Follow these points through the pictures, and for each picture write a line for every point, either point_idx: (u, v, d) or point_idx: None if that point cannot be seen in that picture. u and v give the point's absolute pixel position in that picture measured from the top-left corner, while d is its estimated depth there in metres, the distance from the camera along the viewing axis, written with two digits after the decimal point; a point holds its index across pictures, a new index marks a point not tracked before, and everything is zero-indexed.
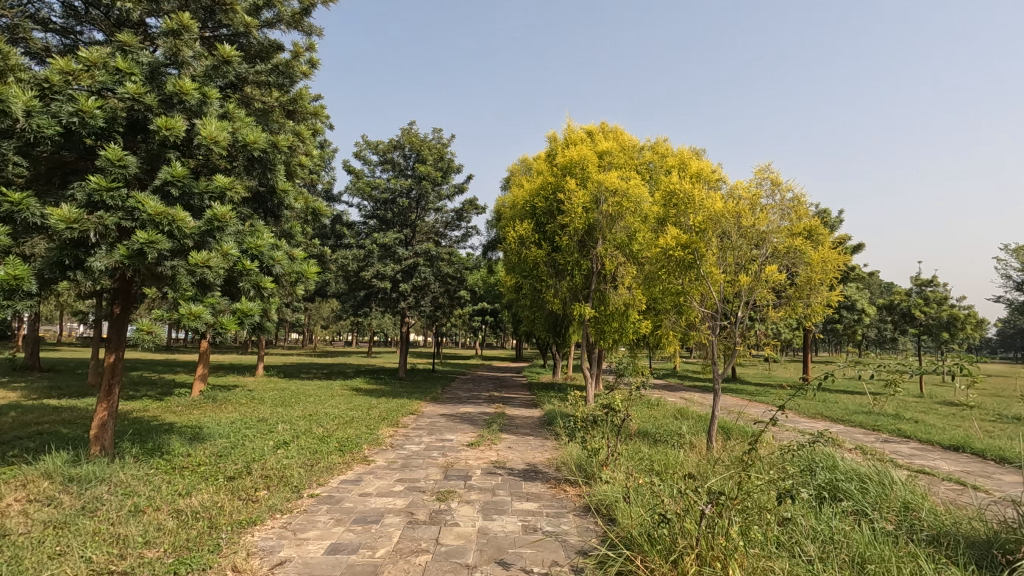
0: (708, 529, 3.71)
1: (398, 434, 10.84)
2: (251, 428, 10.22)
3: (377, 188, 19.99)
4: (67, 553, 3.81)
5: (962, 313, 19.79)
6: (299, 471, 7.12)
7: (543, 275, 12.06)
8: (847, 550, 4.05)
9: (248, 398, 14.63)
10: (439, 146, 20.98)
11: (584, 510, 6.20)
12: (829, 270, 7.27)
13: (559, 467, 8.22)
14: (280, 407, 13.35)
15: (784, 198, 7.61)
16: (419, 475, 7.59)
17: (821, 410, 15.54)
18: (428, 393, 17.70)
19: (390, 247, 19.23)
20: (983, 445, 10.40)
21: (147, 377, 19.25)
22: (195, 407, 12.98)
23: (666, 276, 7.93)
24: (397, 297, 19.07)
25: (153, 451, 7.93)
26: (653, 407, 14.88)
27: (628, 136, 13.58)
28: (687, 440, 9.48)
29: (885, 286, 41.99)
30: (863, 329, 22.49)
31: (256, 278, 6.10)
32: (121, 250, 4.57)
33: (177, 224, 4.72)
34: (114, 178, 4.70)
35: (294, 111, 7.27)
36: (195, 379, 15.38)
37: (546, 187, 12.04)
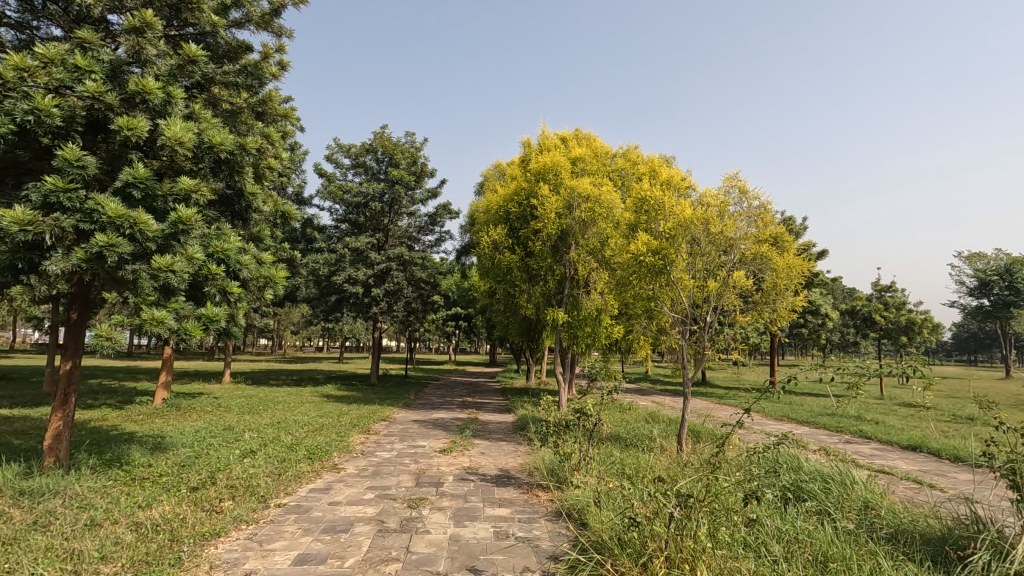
0: (678, 531, 3.75)
1: (369, 441, 10.70)
2: (217, 437, 9.95)
3: (349, 192, 19.85)
4: (16, 571, 3.62)
5: (919, 317, 20.58)
6: (266, 480, 6.94)
7: (516, 280, 12.06)
8: (810, 548, 4.13)
9: (214, 406, 14.25)
10: (412, 150, 20.78)
11: (556, 515, 6.21)
12: (794, 277, 7.50)
13: (532, 472, 8.21)
14: (247, 414, 13.04)
15: (751, 206, 7.84)
16: (390, 482, 7.50)
17: (787, 413, 15.92)
18: (400, 399, 17.51)
19: (362, 251, 18.99)
20: (939, 444, 10.81)
21: (106, 385, 18.53)
22: (157, 416, 12.56)
23: (638, 282, 7.95)
24: (369, 302, 18.63)
25: (112, 462, 7.63)
26: (626, 411, 15.01)
27: (601, 143, 13.71)
28: (657, 444, 9.57)
29: (849, 292, 43.44)
30: (827, 333, 23.17)
31: (222, 283, 5.97)
32: (78, 253, 4.39)
33: (139, 227, 4.54)
34: (71, 179, 4.53)
35: (262, 112, 7.43)
36: (158, 387, 14.91)
37: (519, 193, 12.06)
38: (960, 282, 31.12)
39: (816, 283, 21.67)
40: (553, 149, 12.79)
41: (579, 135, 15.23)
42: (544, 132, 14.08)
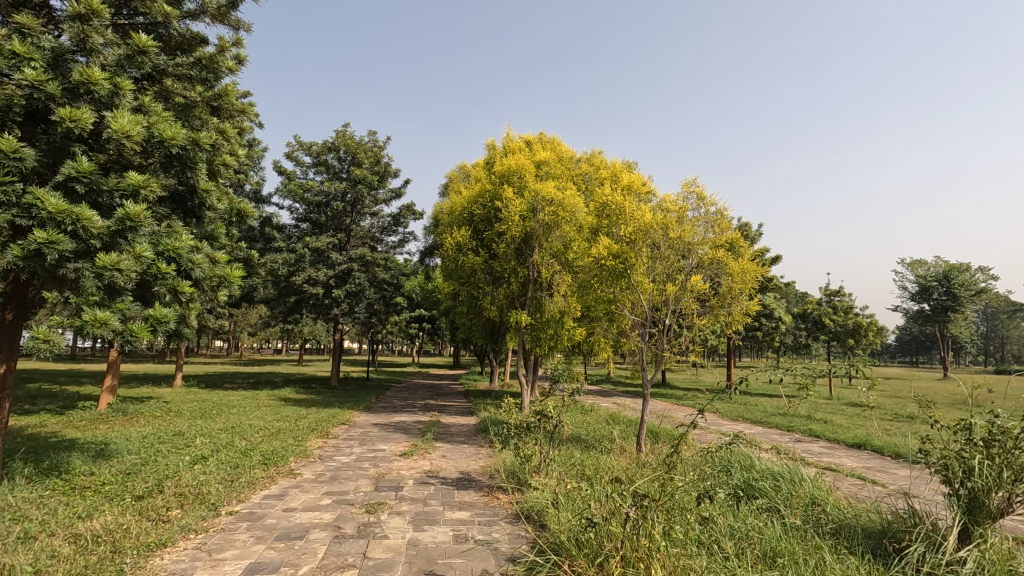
0: (634, 530, 3.52)
1: (328, 446, 10.09)
2: (164, 443, 9.13)
3: (309, 191, 18.94)
4: None
5: (865, 321, 21.16)
6: (218, 488, 6.37)
7: (480, 282, 11.69)
8: (760, 546, 3.97)
9: (163, 411, 13.23)
10: (375, 149, 19.95)
11: (515, 517, 5.88)
12: (749, 281, 7.23)
13: (493, 475, 7.85)
14: (199, 419, 12.18)
15: (709, 210, 7.68)
16: (348, 487, 7.02)
17: (741, 412, 16.17)
18: (361, 402, 16.82)
19: (323, 251, 18.26)
20: (883, 442, 11.03)
21: (46, 389, 17.18)
22: (102, 422, 11.51)
23: (598, 285, 7.74)
24: (330, 303, 18.13)
25: (49, 470, 6.83)
26: (587, 412, 14.87)
27: (566, 147, 13.61)
28: (615, 445, 9.34)
29: (801, 296, 44.83)
30: (779, 336, 23.73)
31: (173, 282, 5.20)
32: (13, 250, 3.81)
33: (83, 223, 3.97)
34: (7, 172, 3.89)
35: (219, 107, 6.65)
36: (103, 391, 13.68)
37: (484, 195, 11.66)
38: (903, 287, 32.62)
39: (770, 287, 22.15)
40: (518, 152, 12.55)
41: (543, 139, 15.00)
42: (508, 135, 13.72)
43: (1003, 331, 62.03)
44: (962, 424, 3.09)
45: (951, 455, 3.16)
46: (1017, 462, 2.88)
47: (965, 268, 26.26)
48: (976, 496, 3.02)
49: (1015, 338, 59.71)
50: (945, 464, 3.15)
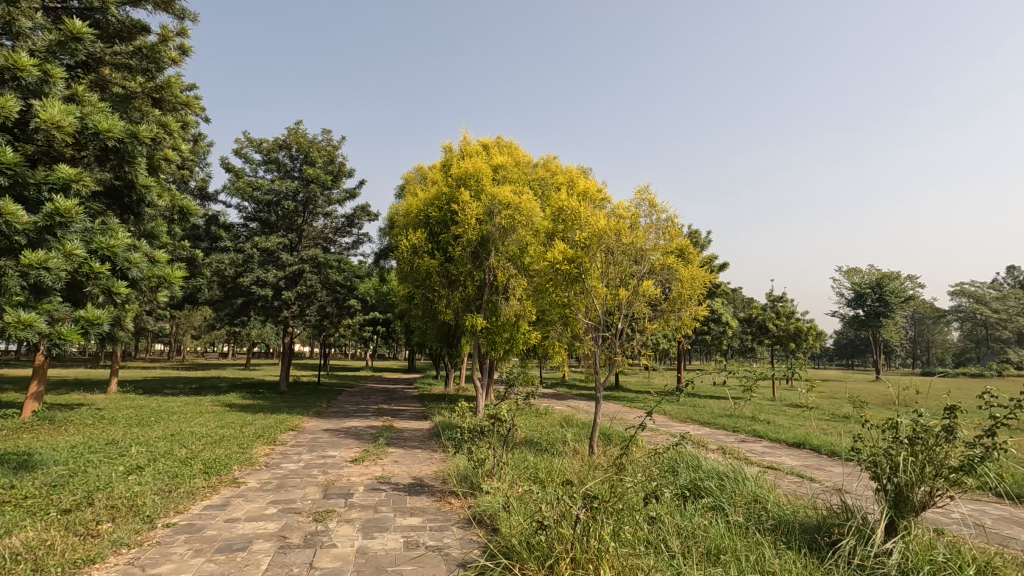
0: (583, 532, 3.49)
1: (275, 452, 9.49)
2: (96, 452, 8.19)
3: (259, 189, 17.94)
4: None
5: (806, 326, 22.18)
6: (153, 498, 5.85)
7: (435, 285, 11.22)
8: (705, 544, 3.94)
9: (94, 418, 11.96)
10: (329, 148, 19.17)
11: (468, 522, 5.70)
12: (698, 287, 7.55)
13: (446, 480, 7.57)
14: (135, 426, 11.05)
15: (660, 217, 7.76)
16: (295, 496, 6.59)
17: (691, 414, 16.53)
18: (312, 407, 16.31)
19: (273, 252, 17.33)
20: (819, 441, 11.56)
21: None
22: (25, 431, 10.36)
23: (553, 289, 7.75)
24: (279, 306, 17.32)
25: None
26: (542, 415, 14.77)
27: (521, 151, 13.60)
28: (569, 448, 9.17)
29: (749, 303, 46.31)
30: (727, 340, 24.53)
31: (108, 283, 4.96)
32: None
33: (7, 218, 3.93)
34: None
35: (159, 100, 7.23)
36: (26, 397, 12.36)
37: (440, 197, 11.29)
38: (840, 295, 34.51)
39: (717, 293, 23.12)
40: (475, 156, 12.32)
41: (500, 143, 14.86)
42: (465, 139, 13.62)
43: (928, 335, 66.48)
44: (890, 424, 3.50)
45: (880, 453, 3.50)
46: (937, 459, 3.30)
47: (895, 276, 28.15)
48: (903, 491, 3.37)
49: (939, 343, 64.14)
50: (875, 462, 3.48)
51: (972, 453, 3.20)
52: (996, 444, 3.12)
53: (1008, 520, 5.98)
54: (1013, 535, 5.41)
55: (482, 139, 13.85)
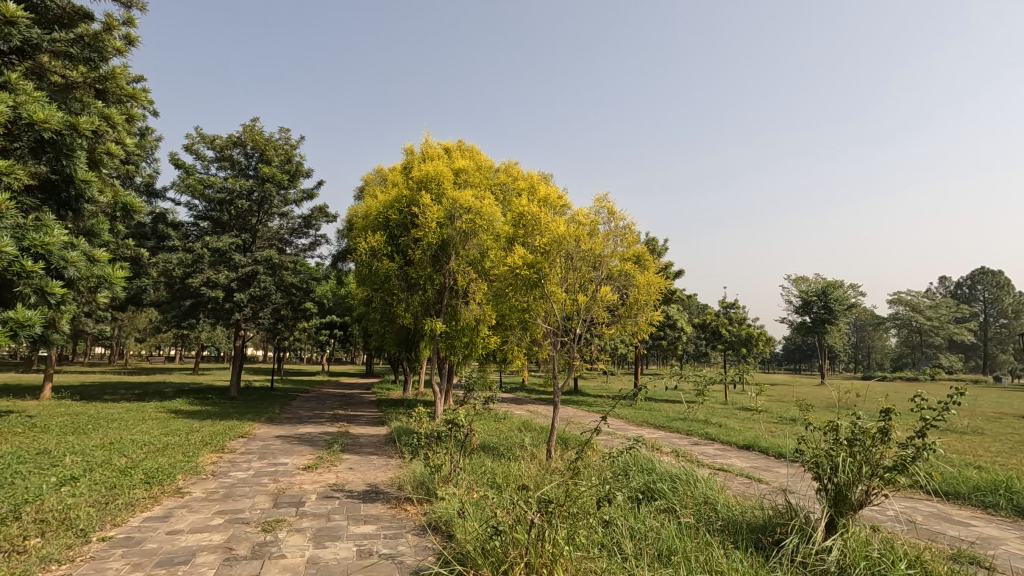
0: (539, 537, 3.29)
1: (223, 459, 8.91)
2: (23, 464, 7.58)
3: (211, 187, 16.49)
4: None
5: (757, 332, 22.91)
6: (87, 512, 5.27)
7: (394, 289, 11.02)
8: (658, 544, 3.99)
9: (24, 426, 11.47)
10: (286, 146, 17.80)
11: (424, 529, 5.44)
12: (654, 292, 7.68)
13: (402, 486, 7.24)
14: (69, 436, 10.46)
15: (619, 224, 7.90)
16: (243, 505, 6.13)
17: (646, 419, 16.38)
18: (263, 413, 15.73)
19: (225, 252, 15.95)
20: (768, 443, 11.39)
21: None
22: None
23: (513, 294, 7.65)
24: (231, 308, 16.02)
25: None
26: (501, 420, 14.36)
27: (484, 156, 13.48)
28: (528, 452, 8.93)
29: (699, 310, 47.58)
30: (682, 345, 25.10)
31: (40, 283, 5.65)
32: None
33: None
34: None
35: (104, 91, 7.72)
36: None
37: (400, 199, 11.02)
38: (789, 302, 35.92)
39: (673, 299, 23.58)
40: (437, 159, 11.88)
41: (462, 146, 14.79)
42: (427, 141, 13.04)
43: (867, 341, 70.17)
44: (830, 426, 3.52)
45: (820, 454, 3.57)
46: (873, 460, 3.36)
47: (840, 285, 29.72)
48: (842, 490, 3.47)
49: (878, 348, 67.75)
50: (817, 461, 3.55)
51: (904, 453, 3.28)
52: (925, 444, 3.18)
53: (938, 517, 6.08)
54: (942, 531, 5.56)
55: (444, 143, 13.39)
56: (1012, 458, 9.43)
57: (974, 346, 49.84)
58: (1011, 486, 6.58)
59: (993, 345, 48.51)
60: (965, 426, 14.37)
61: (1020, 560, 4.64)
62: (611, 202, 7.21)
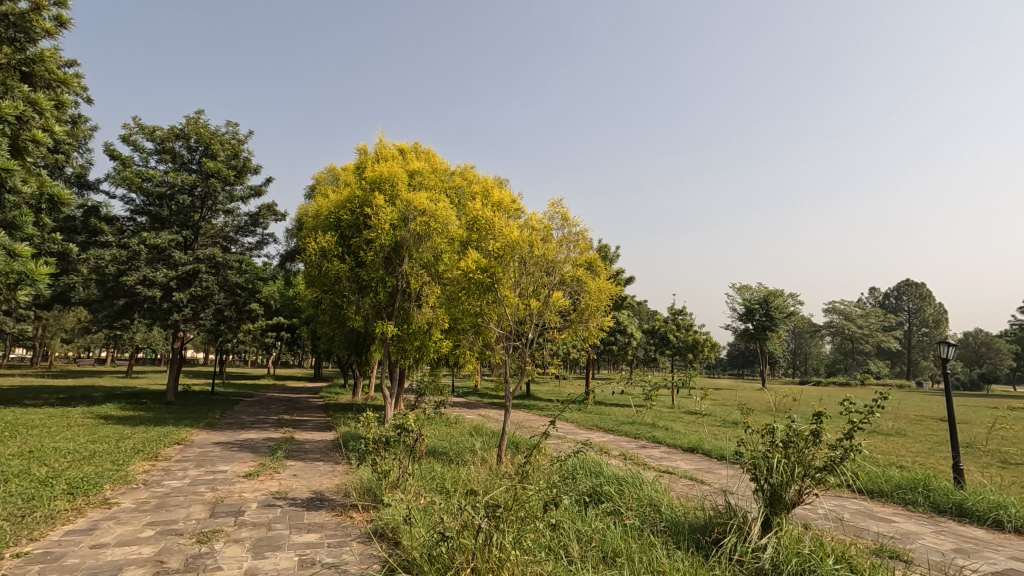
0: (485, 543, 3.57)
1: (156, 468, 9.09)
2: None
3: (150, 180, 15.44)
4: None
5: (702, 338, 24.20)
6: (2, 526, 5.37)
7: (344, 291, 11.32)
8: (604, 547, 4.19)
9: None
10: (234, 141, 16.99)
11: (369, 537, 5.60)
12: (606, 300, 7.79)
13: (348, 493, 7.43)
14: None
15: (572, 231, 8.11)
16: (177, 516, 6.22)
17: (596, 421, 16.65)
18: (201, 419, 15.90)
19: (164, 249, 15.21)
20: (711, 445, 11.73)
21: None
22: None
23: (467, 298, 7.77)
24: (169, 308, 15.29)
25: None
26: (453, 424, 14.36)
27: (440, 159, 13.81)
28: (478, 457, 9.11)
29: (647, 317, 49.30)
30: (633, 350, 26.06)
31: None
32: None
33: None
34: None
35: (32, 73, 7.52)
36: None
37: (353, 200, 11.53)
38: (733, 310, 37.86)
39: (624, 305, 24.83)
40: (390, 160, 12.51)
41: (417, 150, 14.82)
42: (382, 141, 13.67)
43: (806, 347, 74.16)
44: (768, 429, 3.93)
45: (760, 456, 3.96)
46: (806, 460, 3.77)
47: (779, 293, 31.65)
48: (777, 490, 3.86)
49: (814, 354, 71.82)
50: (755, 465, 3.93)
51: (834, 453, 3.70)
52: (852, 445, 3.63)
53: (863, 514, 6.50)
54: (866, 526, 5.98)
55: (398, 144, 13.91)
56: (928, 458, 11.07)
57: (899, 353, 53.76)
58: (928, 483, 6.93)
59: (918, 352, 52.30)
60: (888, 430, 15.69)
61: (936, 553, 5.14)
62: (564, 209, 7.33)
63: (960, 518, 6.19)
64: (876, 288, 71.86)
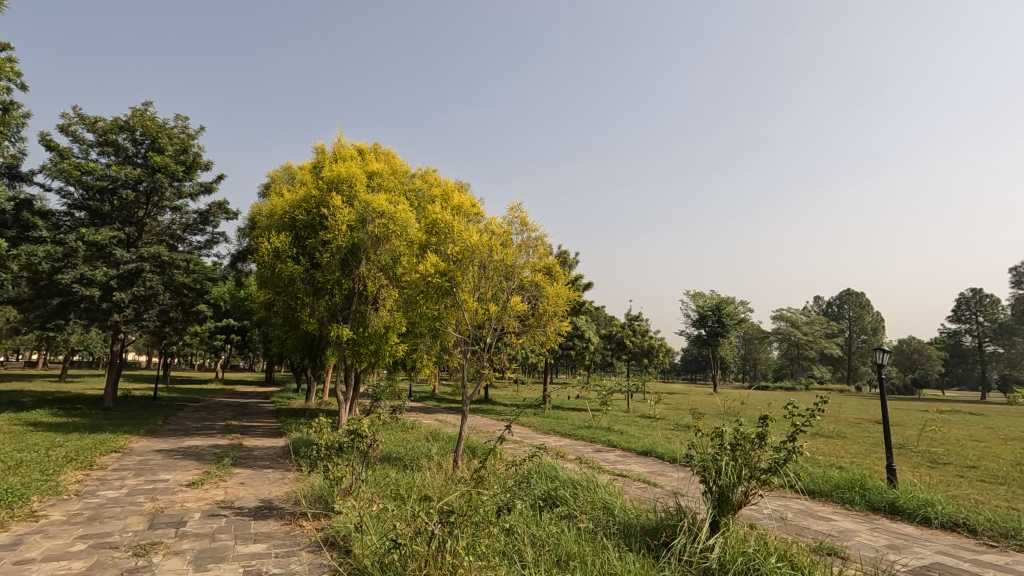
0: (439, 549, 3.48)
1: (91, 478, 8.92)
2: None
3: (89, 173, 14.59)
4: None
5: (658, 343, 25.03)
6: None
7: (298, 293, 11.07)
8: (557, 551, 4.19)
9: None
10: (184, 136, 16.08)
11: (319, 546, 5.43)
12: (564, 305, 7.90)
13: (297, 501, 7.31)
14: None
15: (531, 236, 8.17)
16: (112, 528, 6.06)
17: (553, 426, 17.00)
18: (141, 425, 15.48)
19: (104, 246, 14.32)
20: (665, 449, 12.12)
21: None
22: None
23: (424, 301, 7.71)
24: (109, 309, 14.34)
25: None
26: (408, 429, 14.27)
27: (400, 161, 14.03)
28: (434, 462, 9.04)
29: (605, 322, 50.27)
30: (590, 355, 26.69)
31: None
32: None
33: None
34: None
35: None
36: None
37: (309, 199, 11.35)
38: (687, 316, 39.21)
39: (581, 310, 25.31)
40: (350, 160, 12.55)
41: (377, 151, 14.83)
42: (341, 140, 13.59)
43: (755, 353, 77.16)
44: (716, 433, 4.14)
45: (709, 459, 4.16)
46: (752, 462, 4.00)
47: (731, 301, 32.88)
48: (725, 492, 4.04)
49: (763, 359, 74.93)
50: (704, 466, 4.15)
51: (778, 456, 3.93)
52: (794, 447, 3.87)
53: (805, 514, 6.67)
54: (806, 526, 6.16)
55: (358, 144, 13.85)
56: (865, 458, 12.05)
57: (841, 359, 56.65)
58: (864, 483, 7.22)
59: (858, 358, 55.13)
60: (830, 432, 17.14)
61: (869, 549, 5.32)
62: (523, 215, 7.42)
63: (892, 516, 6.49)
64: (821, 298, 75.72)
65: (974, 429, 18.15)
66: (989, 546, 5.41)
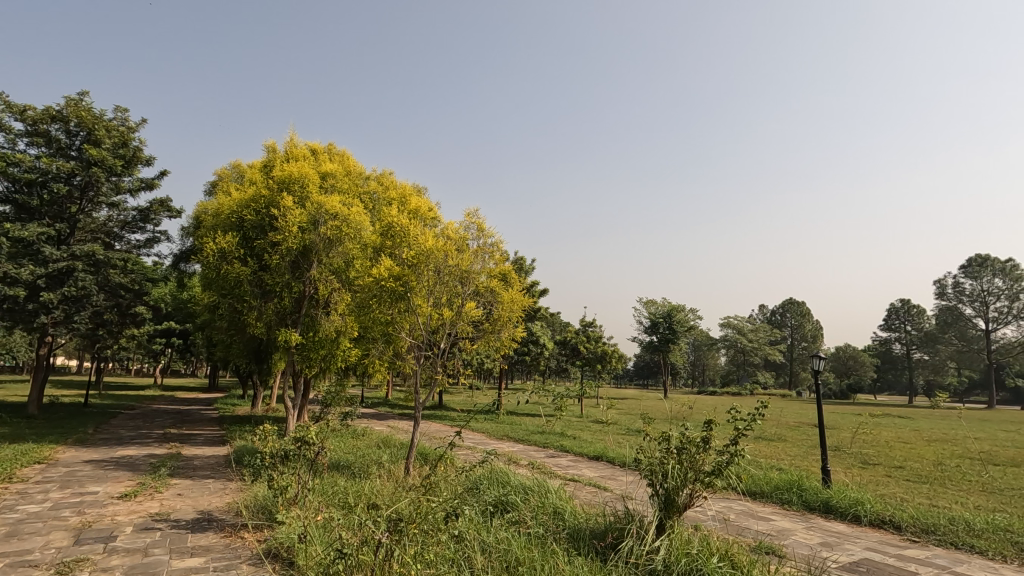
0: (385, 559, 3.38)
1: (9, 492, 8.57)
2: None
3: (16, 164, 13.79)
4: None
5: (610, 350, 25.55)
6: None
7: (245, 295, 10.78)
8: (506, 556, 3.88)
9: None
10: (122, 129, 15.33)
11: (261, 557, 5.17)
12: (518, 310, 7.77)
13: (239, 512, 7.08)
14: None
15: (486, 241, 8.07)
16: (33, 544, 5.71)
17: (507, 432, 17.11)
18: (69, 435, 14.84)
19: (31, 242, 13.52)
20: (614, 454, 12.50)
21: None
22: None
23: (377, 306, 7.51)
24: (35, 311, 13.46)
25: None
26: (359, 437, 14.08)
27: (354, 163, 13.96)
28: (384, 470, 8.92)
29: (561, 328, 50.92)
30: (545, 361, 27.04)
31: None
32: None
33: None
34: None
35: None
36: None
37: (257, 200, 11.10)
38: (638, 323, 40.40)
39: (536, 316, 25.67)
40: (302, 160, 12.45)
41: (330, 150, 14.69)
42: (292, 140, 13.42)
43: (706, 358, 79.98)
44: (662, 436, 4.08)
45: (655, 463, 4.11)
46: (697, 465, 3.94)
47: (681, 308, 34.02)
48: (671, 494, 3.98)
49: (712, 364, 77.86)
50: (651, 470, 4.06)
51: (721, 458, 3.93)
52: (736, 449, 3.85)
53: (746, 514, 6.77)
54: (747, 526, 6.22)
55: (311, 144, 13.70)
56: (803, 460, 13.08)
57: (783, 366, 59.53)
58: (802, 484, 7.37)
59: (800, 365, 57.79)
60: (771, 433, 18.34)
61: (804, 547, 5.40)
62: (479, 219, 7.38)
63: (827, 514, 6.68)
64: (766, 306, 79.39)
65: (903, 430, 20.07)
66: (911, 542, 5.68)
